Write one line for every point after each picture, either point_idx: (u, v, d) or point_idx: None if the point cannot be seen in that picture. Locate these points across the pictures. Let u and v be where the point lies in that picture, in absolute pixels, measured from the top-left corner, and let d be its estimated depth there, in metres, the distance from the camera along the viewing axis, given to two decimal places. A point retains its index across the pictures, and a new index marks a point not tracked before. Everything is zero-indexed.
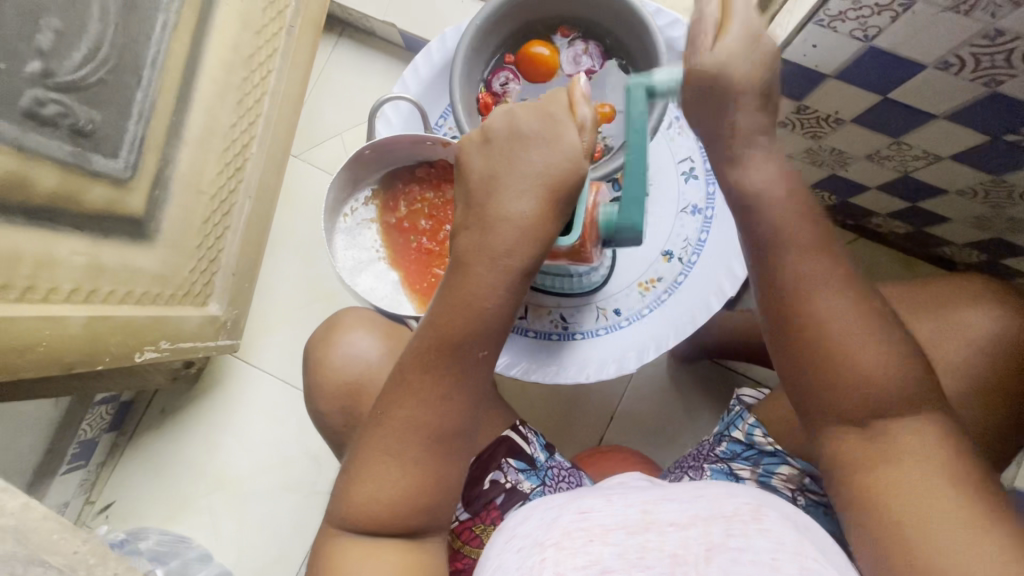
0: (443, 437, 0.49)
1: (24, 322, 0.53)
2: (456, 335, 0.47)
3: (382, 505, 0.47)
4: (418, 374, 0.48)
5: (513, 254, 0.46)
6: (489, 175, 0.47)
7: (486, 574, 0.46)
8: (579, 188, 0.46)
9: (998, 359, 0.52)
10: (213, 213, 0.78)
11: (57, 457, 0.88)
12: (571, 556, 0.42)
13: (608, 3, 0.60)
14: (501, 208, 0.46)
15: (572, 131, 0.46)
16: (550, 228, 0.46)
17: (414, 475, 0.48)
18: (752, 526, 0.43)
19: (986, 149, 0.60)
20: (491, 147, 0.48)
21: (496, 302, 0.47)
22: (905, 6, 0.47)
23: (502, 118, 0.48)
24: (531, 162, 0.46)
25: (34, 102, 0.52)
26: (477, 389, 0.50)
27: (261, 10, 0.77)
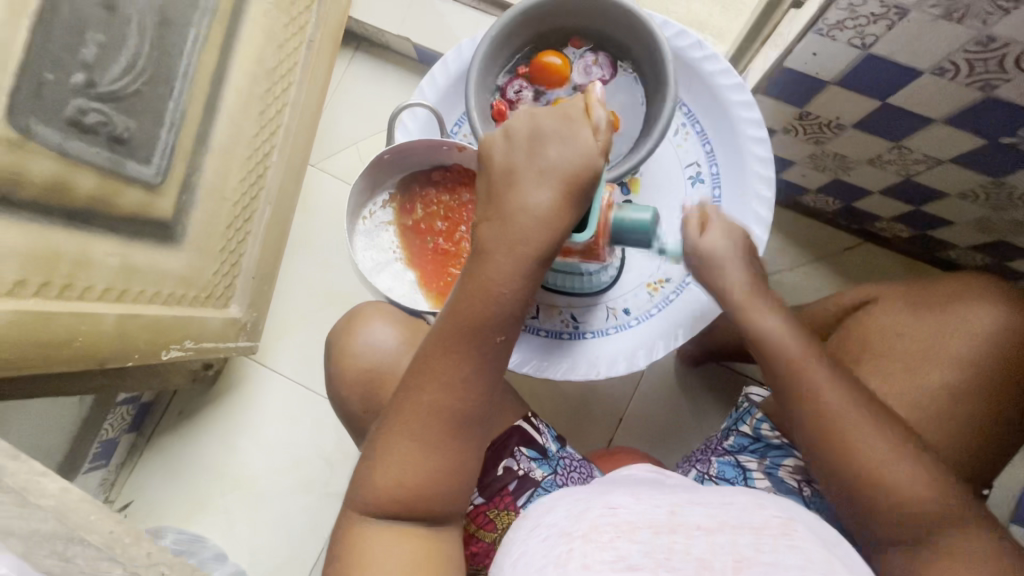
0: (462, 421, 0.50)
1: (61, 318, 0.56)
2: (475, 322, 0.49)
3: (405, 489, 0.50)
4: (437, 359, 0.50)
5: (530, 242, 0.48)
6: (509, 169, 0.50)
7: (511, 559, 0.47)
8: (595, 184, 0.48)
9: (1004, 350, 0.53)
10: (236, 218, 0.81)
11: (80, 455, 0.91)
12: (599, 550, 0.43)
13: (617, 15, 0.63)
14: (521, 198, 0.48)
15: (586, 134, 0.49)
16: (565, 219, 0.48)
17: (436, 459, 0.50)
18: (780, 540, 0.45)
19: (985, 152, 0.62)
20: (514, 142, 0.50)
21: (513, 288, 0.49)
22: (900, 15, 0.49)
23: (523, 118, 0.50)
24: (549, 157, 0.48)
25: (77, 111, 0.55)
26: (496, 373, 0.51)
27: (283, 26, 0.81)
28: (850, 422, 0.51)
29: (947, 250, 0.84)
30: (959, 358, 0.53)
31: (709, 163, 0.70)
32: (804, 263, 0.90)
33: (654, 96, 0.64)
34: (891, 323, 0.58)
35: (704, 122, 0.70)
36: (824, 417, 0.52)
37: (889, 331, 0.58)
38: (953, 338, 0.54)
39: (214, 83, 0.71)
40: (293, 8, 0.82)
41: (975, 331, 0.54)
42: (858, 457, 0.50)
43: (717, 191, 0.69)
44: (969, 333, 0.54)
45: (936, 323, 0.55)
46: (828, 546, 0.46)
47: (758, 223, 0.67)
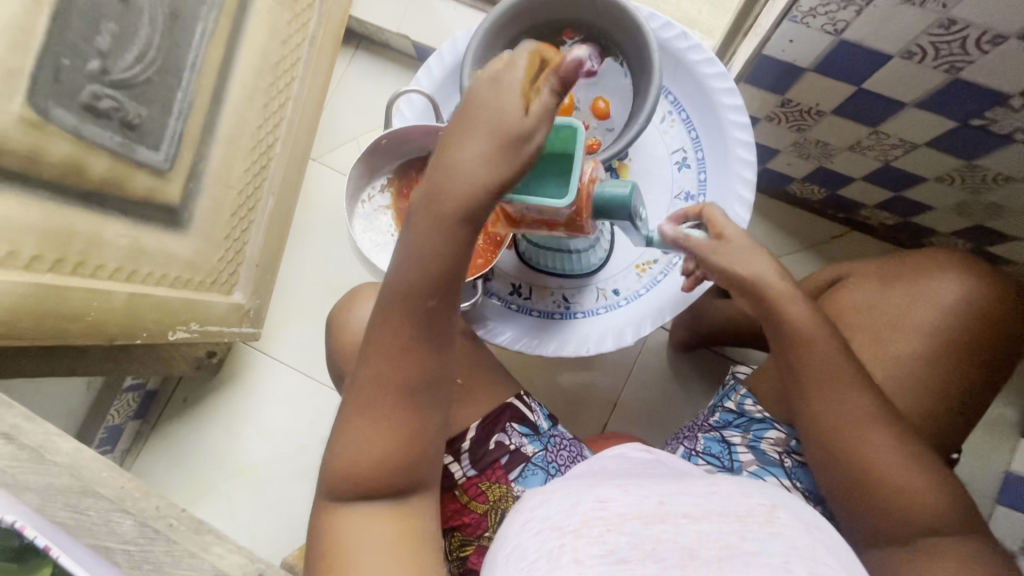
0: (408, 393, 0.50)
1: (74, 293, 0.59)
2: (409, 296, 0.48)
3: (362, 467, 0.50)
4: (380, 335, 0.49)
5: (455, 209, 0.44)
6: (440, 134, 0.45)
7: (503, 553, 0.45)
8: (530, 155, 0.42)
9: (968, 320, 0.56)
10: (240, 207, 0.84)
11: (87, 440, 0.93)
12: (589, 543, 0.40)
13: (604, 7, 0.66)
14: (448, 162, 0.44)
15: (518, 97, 0.42)
16: (492, 183, 0.43)
17: (389, 433, 0.50)
18: (765, 529, 0.42)
19: (957, 135, 0.64)
20: (454, 120, 0.46)
21: (442, 256, 0.46)
22: (867, 1, 0.52)
23: (465, 94, 0.46)
24: (478, 127, 0.42)
25: (92, 97, 0.58)
26: (439, 339, 0.50)
27: (287, 22, 0.85)
28: (857, 421, 0.52)
29: (929, 236, 0.87)
30: (924, 327, 0.56)
31: (695, 149, 0.73)
32: (791, 250, 0.93)
33: (641, 85, 0.67)
34: (863, 297, 0.60)
35: (689, 110, 0.73)
36: (834, 416, 0.52)
37: (860, 304, 0.60)
38: (915, 309, 0.57)
39: (220, 75, 0.74)
40: (296, 5, 0.86)
41: (938, 303, 0.57)
42: (866, 455, 0.51)
43: (703, 176, 0.72)
44: (933, 304, 0.57)
45: (903, 296, 0.58)
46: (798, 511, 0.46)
47: (741, 205, 0.70)
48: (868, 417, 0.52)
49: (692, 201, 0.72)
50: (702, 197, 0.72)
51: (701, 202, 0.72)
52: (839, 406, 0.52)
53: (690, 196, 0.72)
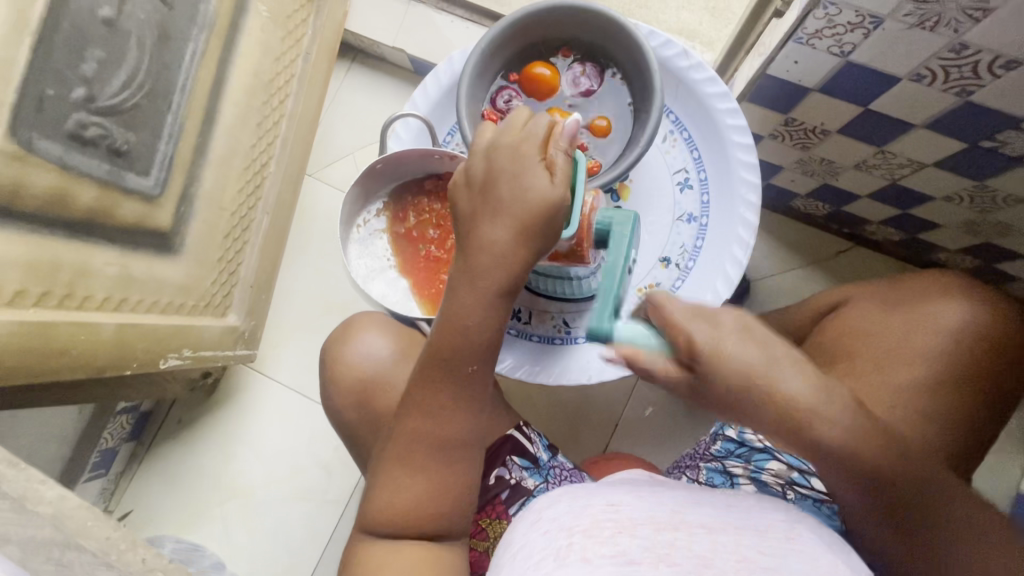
0: (444, 448, 0.51)
1: (60, 327, 0.58)
2: (446, 355, 0.50)
3: (396, 514, 0.50)
4: (420, 392, 0.51)
5: (490, 279, 0.48)
6: (468, 214, 0.50)
7: (511, 551, 0.47)
8: (553, 221, 0.47)
9: (971, 343, 0.54)
10: (234, 228, 0.83)
11: (80, 464, 0.92)
12: (599, 544, 0.44)
13: (603, 26, 0.64)
14: (481, 236, 0.48)
15: (544, 178, 0.47)
16: (524, 256, 0.48)
17: (426, 486, 0.51)
18: (784, 541, 0.46)
19: (967, 156, 0.63)
20: (474, 189, 0.50)
21: (477, 318, 0.49)
22: (875, 24, 0.50)
23: (481, 162, 0.50)
24: (503, 199, 0.48)
25: (77, 125, 0.57)
26: (480, 398, 0.52)
27: (280, 39, 0.83)
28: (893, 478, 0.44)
29: (936, 253, 0.85)
30: (924, 354, 0.54)
31: (697, 168, 0.71)
32: (796, 267, 0.91)
33: (642, 106, 0.65)
34: (861, 322, 0.59)
35: (691, 129, 0.71)
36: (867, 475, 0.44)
37: (858, 331, 0.58)
38: (917, 336, 0.55)
39: (211, 96, 0.72)
40: (289, 22, 0.84)
41: (939, 327, 0.55)
42: (910, 512, 0.44)
43: (706, 197, 0.71)
44: (937, 328, 0.55)
45: (905, 320, 0.56)
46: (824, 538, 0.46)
47: (745, 227, 0.68)
48: (911, 467, 0.44)
49: (695, 223, 0.71)
50: (705, 219, 0.70)
51: (705, 223, 0.70)
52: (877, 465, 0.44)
53: (693, 217, 0.71)
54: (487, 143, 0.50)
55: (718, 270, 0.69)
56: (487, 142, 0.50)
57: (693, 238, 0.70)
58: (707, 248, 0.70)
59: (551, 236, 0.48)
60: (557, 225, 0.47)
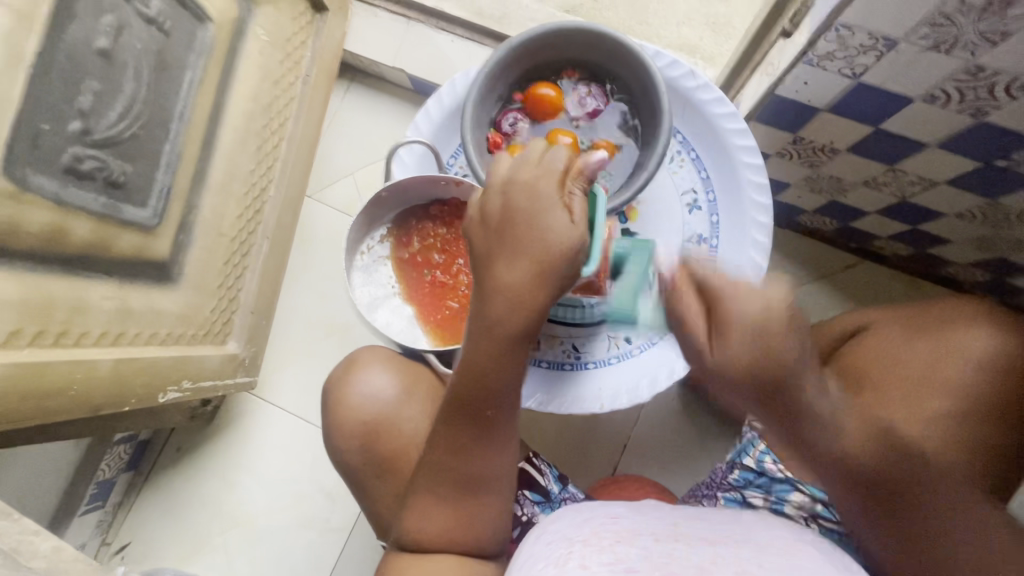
0: (467, 482, 0.51)
1: (56, 367, 0.56)
2: (468, 396, 0.49)
3: (423, 542, 0.51)
4: (443, 430, 0.51)
5: (509, 323, 0.47)
6: (484, 255, 0.48)
7: (518, 560, 0.48)
8: (570, 261, 0.46)
9: (1005, 375, 0.52)
10: (233, 255, 0.81)
11: (76, 497, 0.89)
12: (598, 552, 0.45)
13: (610, 47, 0.64)
14: (496, 277, 0.47)
15: (563, 216, 0.46)
16: (542, 298, 0.46)
17: (452, 523, 0.51)
18: (787, 556, 0.46)
19: (980, 174, 0.62)
20: (488, 226, 0.48)
21: (496, 361, 0.48)
22: (888, 47, 0.50)
23: (496, 199, 0.48)
24: (520, 238, 0.46)
25: (73, 159, 0.55)
26: (508, 432, 0.52)
27: (279, 63, 0.82)
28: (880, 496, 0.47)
29: (946, 267, 0.84)
30: (950, 384, 0.53)
31: (706, 189, 0.70)
32: (804, 283, 0.90)
33: (649, 128, 0.64)
34: (887, 351, 0.58)
35: (699, 149, 0.70)
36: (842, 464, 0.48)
37: (888, 357, 0.58)
38: (945, 367, 0.54)
39: (210, 123, 0.71)
40: (288, 45, 0.83)
41: (968, 356, 0.54)
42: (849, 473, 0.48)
43: (715, 218, 0.70)
44: (962, 358, 0.54)
45: (928, 348, 0.56)
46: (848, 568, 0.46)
47: (756, 250, 0.67)
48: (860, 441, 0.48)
49: (705, 244, 0.70)
50: (714, 240, 0.69)
51: (715, 244, 0.69)
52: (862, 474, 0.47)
53: (703, 238, 0.70)
54: (500, 178, 0.49)
55: None
56: (500, 177, 0.49)
57: (703, 259, 0.69)
58: None
59: (569, 274, 0.46)
60: (578, 263, 0.46)
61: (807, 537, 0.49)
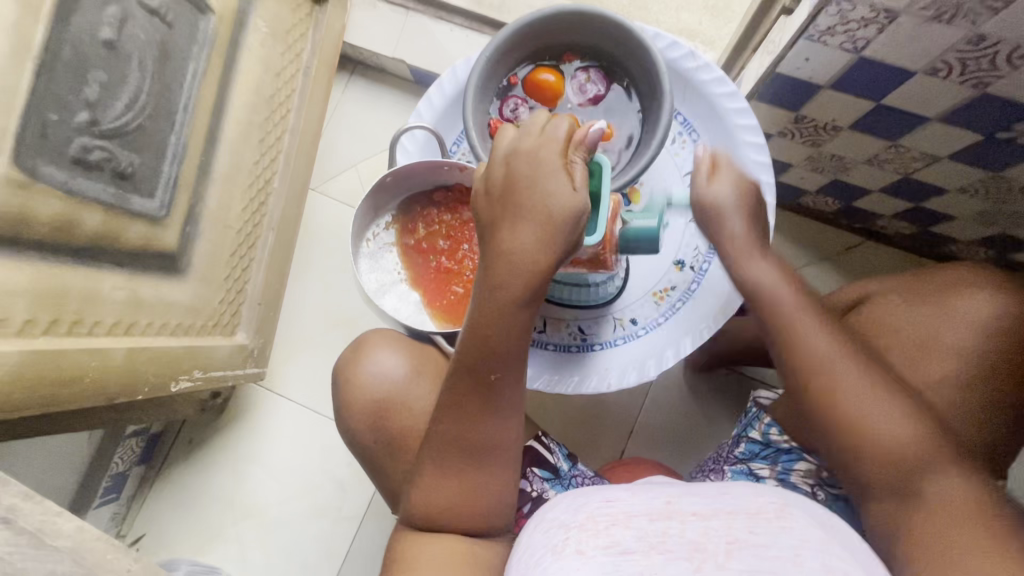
0: (474, 453, 0.52)
1: (70, 355, 0.57)
2: (472, 363, 0.50)
3: (432, 513, 0.52)
4: (449, 399, 0.52)
5: (513, 288, 0.48)
6: (488, 223, 0.49)
7: (518, 547, 0.50)
8: (577, 227, 0.46)
9: (1004, 342, 0.53)
10: (240, 246, 0.82)
11: (91, 490, 0.90)
12: (593, 537, 0.46)
13: (611, 31, 0.64)
14: (500, 244, 0.48)
15: (565, 182, 0.46)
16: (547, 261, 0.47)
17: (458, 485, 0.52)
18: (776, 521, 0.47)
19: (982, 147, 0.62)
20: (492, 195, 0.49)
21: (499, 326, 0.49)
22: (889, 19, 0.50)
23: (501, 168, 0.48)
24: (527, 205, 0.47)
25: (81, 149, 0.56)
26: (514, 399, 0.52)
27: (280, 54, 0.82)
28: (862, 396, 0.51)
29: (949, 245, 0.84)
30: (954, 349, 0.54)
31: None
32: (808, 263, 0.90)
33: (651, 107, 0.64)
34: (887, 319, 0.58)
35: (701, 130, 0.71)
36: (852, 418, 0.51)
37: (887, 324, 0.58)
38: (947, 333, 0.55)
39: (214, 114, 0.72)
40: (289, 37, 0.84)
41: (970, 321, 0.54)
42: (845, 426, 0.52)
43: None
44: (962, 323, 0.54)
45: (931, 312, 0.56)
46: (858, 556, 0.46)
47: None
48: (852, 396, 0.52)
49: None
50: None
51: None
52: (872, 398, 0.51)
53: None
54: (504, 148, 0.49)
55: None
56: (504, 148, 0.49)
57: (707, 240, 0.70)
58: None
59: (572, 240, 0.47)
60: (581, 227, 0.47)
61: (797, 499, 0.50)
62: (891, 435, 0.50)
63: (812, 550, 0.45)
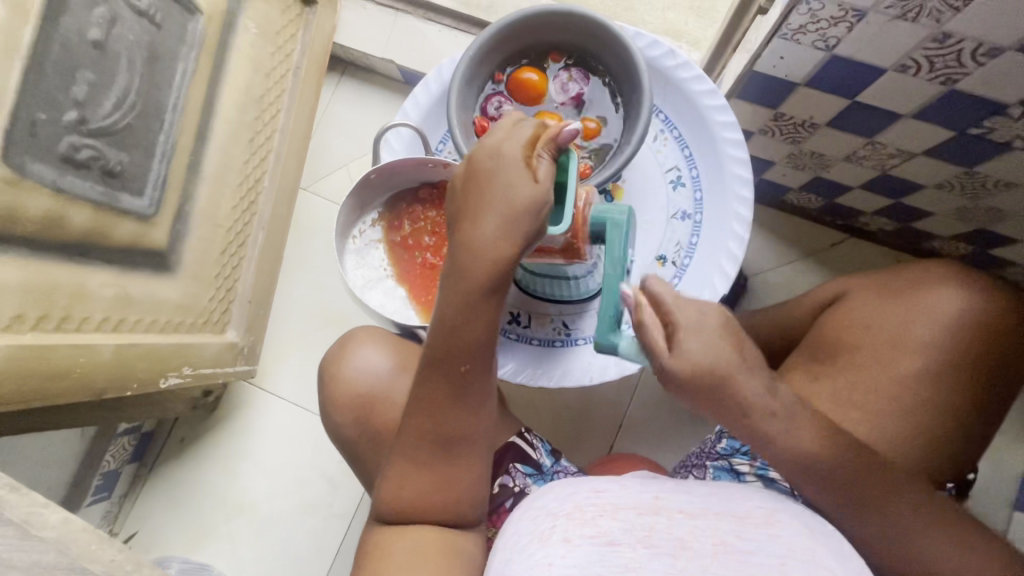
0: (442, 444, 0.53)
1: (59, 351, 0.57)
2: (439, 355, 0.51)
3: (401, 503, 0.53)
4: (418, 390, 0.52)
5: (476, 280, 0.48)
6: (455, 218, 0.51)
7: (504, 533, 0.50)
8: (537, 219, 0.48)
9: (970, 334, 0.54)
10: (230, 244, 0.83)
11: (83, 488, 0.91)
12: (581, 526, 0.46)
13: (591, 31, 0.65)
14: (464, 236, 0.49)
15: (526, 177, 0.48)
16: (509, 252, 0.48)
17: (428, 474, 0.53)
18: (764, 527, 0.48)
19: (955, 143, 0.63)
20: (458, 192, 0.51)
21: (463, 319, 0.50)
22: (857, 17, 0.51)
23: (466, 166, 0.51)
24: (488, 199, 0.48)
25: (70, 148, 0.57)
26: (481, 393, 0.53)
27: (270, 55, 0.83)
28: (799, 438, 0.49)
29: (930, 242, 0.85)
30: (923, 344, 0.55)
31: (689, 167, 0.72)
32: (792, 260, 0.92)
33: (631, 105, 0.66)
34: (861, 313, 0.59)
35: (681, 127, 0.72)
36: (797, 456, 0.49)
37: (858, 323, 0.58)
38: (916, 326, 0.55)
39: (203, 114, 0.73)
40: (278, 38, 0.85)
41: (939, 314, 0.55)
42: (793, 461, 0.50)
43: (698, 194, 0.72)
44: (931, 318, 0.55)
45: (901, 307, 0.57)
46: (845, 562, 0.46)
47: (739, 223, 0.69)
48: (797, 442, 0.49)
49: (689, 220, 0.72)
50: (698, 216, 0.72)
51: (698, 220, 0.71)
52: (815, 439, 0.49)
53: (687, 215, 0.72)
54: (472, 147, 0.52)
55: (714, 266, 0.70)
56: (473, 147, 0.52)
57: (688, 235, 0.71)
58: (702, 244, 0.71)
59: (534, 232, 0.48)
60: (542, 219, 0.48)
61: (785, 505, 0.51)
62: (859, 492, 0.49)
63: (798, 556, 0.45)
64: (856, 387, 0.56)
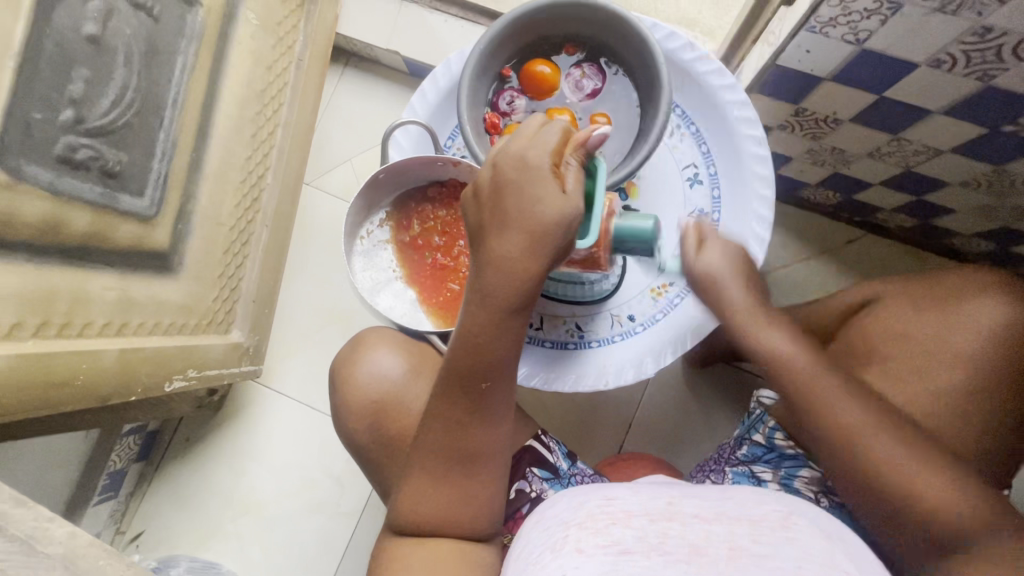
0: (463, 459, 0.51)
1: (62, 358, 0.56)
2: (463, 371, 0.49)
3: (419, 519, 0.52)
4: (439, 405, 0.51)
5: (504, 294, 0.47)
6: (479, 229, 0.49)
7: (516, 549, 0.49)
8: (564, 232, 0.46)
9: (1009, 350, 0.52)
10: (234, 242, 0.81)
11: (89, 488, 0.91)
12: (593, 536, 0.45)
13: (606, 21, 0.62)
14: (489, 250, 0.48)
15: (554, 186, 0.46)
16: (536, 266, 0.47)
17: (448, 490, 0.51)
18: (779, 529, 0.47)
19: (987, 140, 0.61)
20: (480, 199, 0.50)
21: (488, 334, 0.48)
22: (893, 10, 0.49)
23: (489, 170, 0.49)
24: (517, 209, 0.47)
25: (67, 149, 0.55)
26: (503, 408, 0.52)
27: (271, 47, 0.81)
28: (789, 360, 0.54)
29: (952, 238, 0.82)
30: (962, 358, 0.53)
31: (707, 163, 0.70)
32: (807, 257, 0.89)
33: (649, 100, 0.63)
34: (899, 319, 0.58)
35: (699, 123, 0.70)
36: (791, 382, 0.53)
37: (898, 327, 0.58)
38: (958, 338, 0.54)
39: (205, 110, 0.70)
40: (280, 29, 0.82)
41: (978, 327, 0.53)
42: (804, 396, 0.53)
43: (717, 191, 0.70)
44: (975, 331, 0.53)
45: (936, 323, 0.55)
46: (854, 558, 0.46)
47: (760, 223, 0.67)
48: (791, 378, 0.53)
49: (707, 219, 0.70)
50: (716, 214, 0.69)
51: (716, 219, 0.69)
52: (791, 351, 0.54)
53: (705, 213, 0.70)
54: (494, 151, 0.50)
55: None
56: (494, 151, 0.50)
57: None
58: None
59: (563, 246, 0.47)
60: (572, 233, 0.46)
61: (801, 508, 0.50)
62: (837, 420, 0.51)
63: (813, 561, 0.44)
64: (914, 375, 0.55)
